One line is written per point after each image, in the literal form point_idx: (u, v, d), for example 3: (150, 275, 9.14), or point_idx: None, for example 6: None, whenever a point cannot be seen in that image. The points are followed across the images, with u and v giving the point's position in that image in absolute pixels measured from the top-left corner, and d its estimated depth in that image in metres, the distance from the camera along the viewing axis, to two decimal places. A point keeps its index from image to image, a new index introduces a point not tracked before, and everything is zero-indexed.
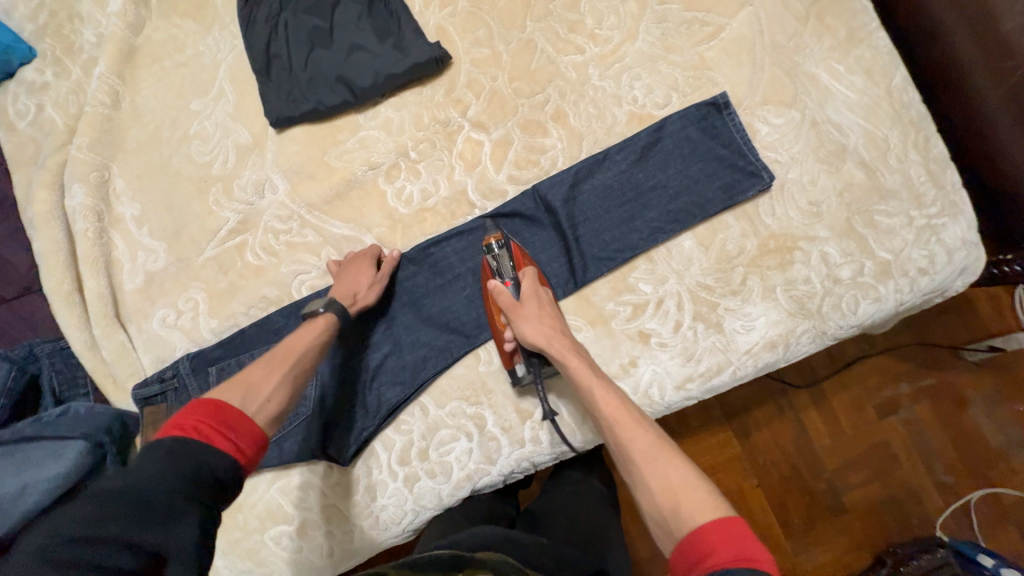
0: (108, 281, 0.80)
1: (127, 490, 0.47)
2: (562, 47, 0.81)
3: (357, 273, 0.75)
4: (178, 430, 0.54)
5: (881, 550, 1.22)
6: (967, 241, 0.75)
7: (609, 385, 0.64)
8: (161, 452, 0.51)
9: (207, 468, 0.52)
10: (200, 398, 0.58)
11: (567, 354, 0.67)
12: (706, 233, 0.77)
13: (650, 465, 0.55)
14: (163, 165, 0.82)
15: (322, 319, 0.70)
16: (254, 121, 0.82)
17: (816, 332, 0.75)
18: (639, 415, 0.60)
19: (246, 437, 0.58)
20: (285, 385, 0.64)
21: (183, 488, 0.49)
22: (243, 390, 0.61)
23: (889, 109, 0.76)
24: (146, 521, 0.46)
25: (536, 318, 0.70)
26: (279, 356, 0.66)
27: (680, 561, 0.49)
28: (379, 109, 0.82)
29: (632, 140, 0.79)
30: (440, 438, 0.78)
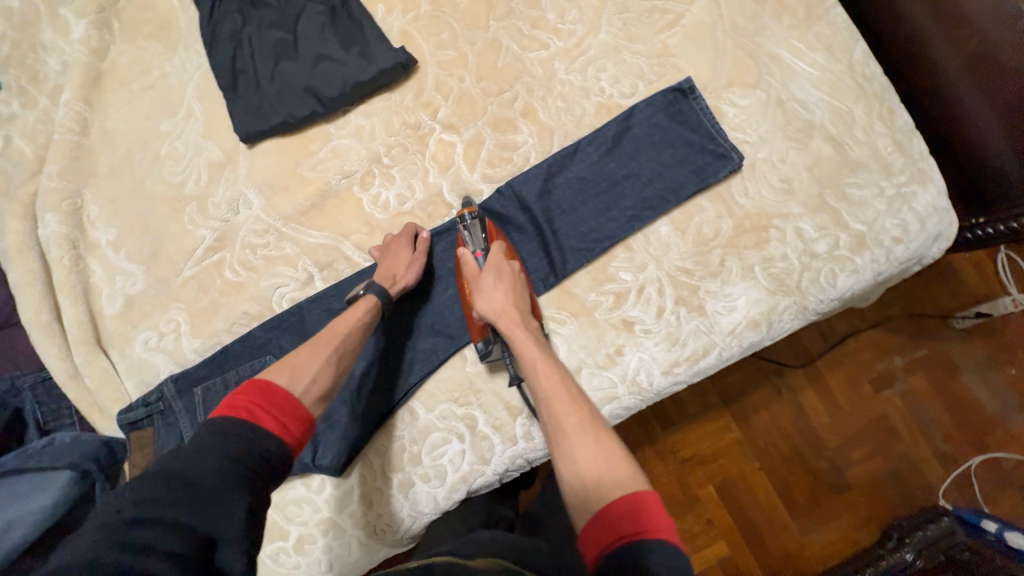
0: (87, 307, 0.79)
1: (180, 473, 0.48)
2: (527, 44, 0.82)
3: (393, 256, 0.75)
4: (230, 410, 0.55)
5: (886, 524, 1.22)
6: (938, 207, 0.76)
7: (555, 360, 0.63)
8: (212, 434, 0.52)
9: (255, 452, 0.52)
10: (251, 378, 0.58)
11: (515, 328, 0.66)
12: (681, 218, 0.78)
13: (578, 439, 0.55)
14: (136, 188, 0.82)
15: (363, 302, 0.71)
16: (224, 138, 0.82)
17: (797, 308, 0.76)
18: (578, 391, 0.60)
19: (294, 418, 0.58)
20: (329, 365, 0.64)
21: (232, 472, 0.49)
22: (288, 373, 0.61)
23: (851, 84, 0.77)
24: (197, 503, 0.46)
25: (492, 290, 0.69)
26: (323, 338, 0.66)
27: (592, 528, 0.49)
28: (349, 118, 0.82)
29: (602, 130, 0.79)
30: (432, 441, 0.77)
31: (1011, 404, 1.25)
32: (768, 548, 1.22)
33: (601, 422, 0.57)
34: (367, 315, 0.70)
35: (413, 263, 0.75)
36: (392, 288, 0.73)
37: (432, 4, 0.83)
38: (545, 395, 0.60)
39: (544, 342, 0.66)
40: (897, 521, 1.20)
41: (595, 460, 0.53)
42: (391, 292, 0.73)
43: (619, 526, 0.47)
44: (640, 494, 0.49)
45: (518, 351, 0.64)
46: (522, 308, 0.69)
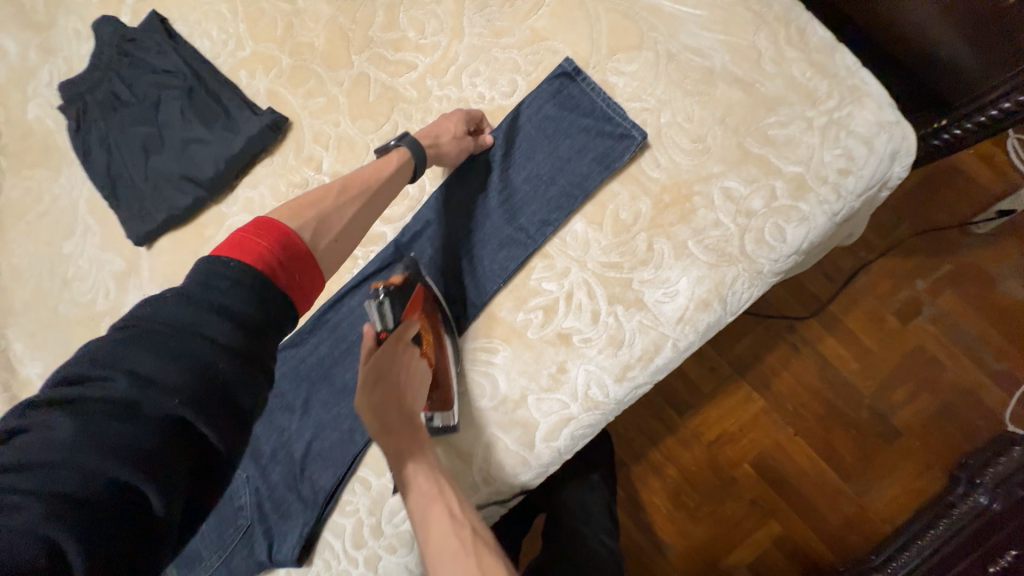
0: None
1: (180, 341, 0.43)
2: (394, 70, 0.77)
3: (448, 120, 0.71)
4: (244, 253, 0.51)
5: (956, 463, 1.08)
6: (884, 122, 0.65)
7: (433, 477, 0.60)
8: (219, 290, 0.47)
9: (265, 317, 0.48)
10: (268, 219, 0.55)
11: (397, 448, 0.62)
12: (594, 210, 0.70)
13: (458, 568, 0.54)
14: (52, 315, 0.81)
15: (396, 154, 0.67)
16: (123, 245, 0.80)
17: (749, 274, 0.67)
18: (455, 512, 0.58)
19: (306, 274, 0.56)
20: (351, 231, 0.63)
21: (233, 349, 0.45)
22: (312, 223, 0.59)
23: (746, 14, 0.68)
24: (198, 388, 0.42)
25: (378, 391, 0.63)
26: (354, 188, 0.64)
27: None
28: (237, 193, 0.79)
29: (492, 139, 0.73)
30: (390, 508, 0.71)
31: None
32: (826, 516, 1.10)
33: (486, 539, 0.57)
34: (394, 177, 0.67)
35: (462, 137, 0.71)
36: (430, 147, 0.69)
37: (291, 55, 0.79)
38: (427, 524, 0.57)
39: (426, 449, 0.63)
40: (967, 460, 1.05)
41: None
42: (424, 149, 0.68)
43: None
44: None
45: (396, 466, 0.61)
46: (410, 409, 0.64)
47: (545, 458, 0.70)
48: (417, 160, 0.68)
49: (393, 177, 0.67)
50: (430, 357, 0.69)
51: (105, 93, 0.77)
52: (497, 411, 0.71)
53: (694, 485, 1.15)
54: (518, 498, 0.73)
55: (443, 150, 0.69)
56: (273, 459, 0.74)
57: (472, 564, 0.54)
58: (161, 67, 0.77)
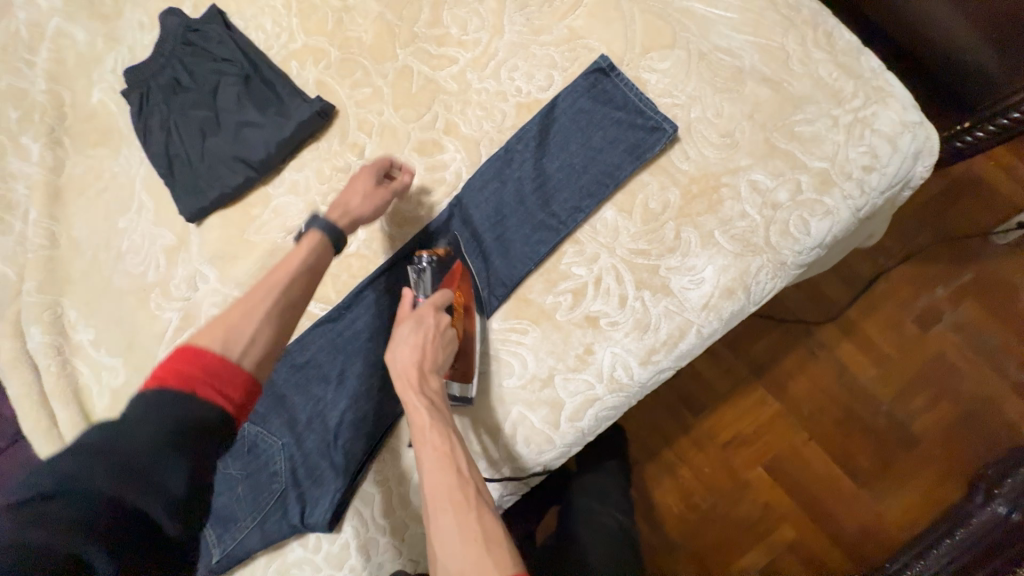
0: (78, 407, 0.82)
1: (110, 441, 0.45)
2: (436, 63, 0.81)
3: (354, 186, 0.74)
4: (156, 381, 0.51)
5: (975, 474, 1.08)
6: (908, 122, 0.68)
7: (446, 433, 0.56)
8: (143, 403, 0.48)
9: (192, 415, 0.49)
10: (180, 344, 0.54)
11: (415, 391, 0.59)
12: (624, 199, 0.73)
13: (457, 524, 0.50)
14: (106, 285, 0.86)
15: (307, 235, 0.68)
16: (175, 221, 0.85)
17: (772, 265, 0.70)
18: (465, 471, 0.53)
19: (233, 380, 0.54)
20: (268, 324, 0.59)
21: (165, 437, 0.46)
22: (223, 334, 0.56)
23: (776, 17, 0.72)
24: (131, 473, 0.43)
25: (404, 345, 0.62)
26: (268, 288, 0.61)
27: None
28: (284, 175, 0.83)
29: (406, 176, 0.76)
30: (418, 479, 0.75)
31: None
32: (840, 522, 1.10)
33: (489, 501, 0.52)
34: (309, 260, 0.65)
35: (372, 193, 0.73)
36: (342, 216, 0.71)
37: (340, 48, 0.84)
38: (431, 472, 0.53)
39: (444, 404, 0.59)
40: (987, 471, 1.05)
41: (473, 538, 0.49)
42: (336, 223, 0.70)
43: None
44: None
45: (411, 416, 0.58)
46: (433, 365, 0.62)
47: (569, 438, 0.73)
48: (332, 240, 0.68)
49: (312, 266, 0.65)
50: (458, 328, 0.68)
51: (167, 79, 0.83)
52: (524, 389, 0.73)
53: (708, 486, 1.15)
54: (541, 477, 0.75)
55: (357, 212, 0.72)
56: (309, 428, 0.77)
57: (473, 521, 0.50)
58: (220, 56, 0.82)
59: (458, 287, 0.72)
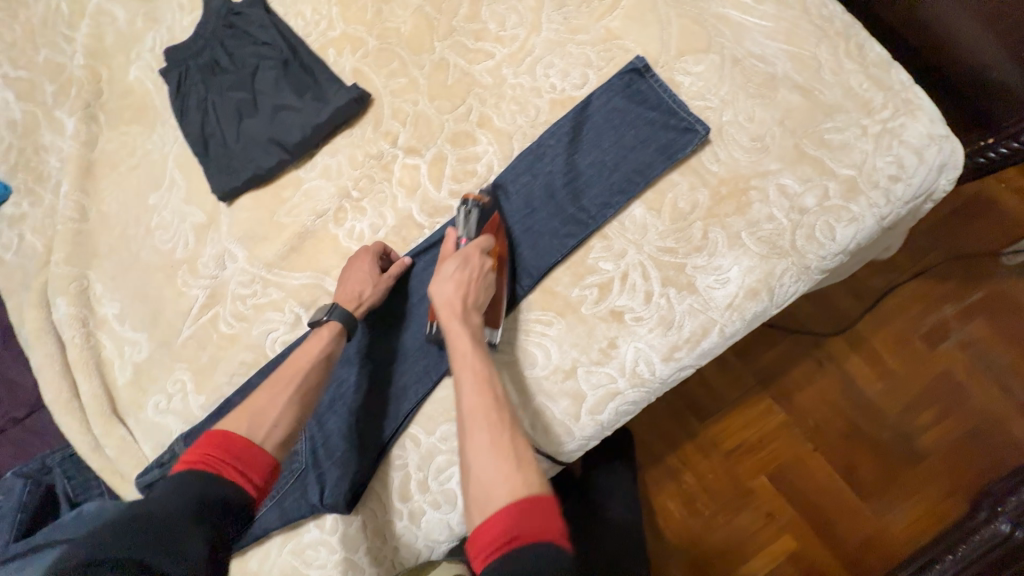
0: (101, 380, 0.83)
1: (142, 518, 0.51)
2: (473, 57, 0.83)
3: (358, 274, 0.76)
4: (186, 465, 0.58)
5: (978, 493, 1.06)
6: (934, 135, 0.70)
7: (487, 364, 0.62)
8: (173, 485, 0.55)
9: (216, 494, 0.56)
10: (208, 430, 0.61)
11: (458, 322, 0.65)
12: (654, 197, 0.75)
13: (491, 440, 0.55)
14: (133, 260, 0.87)
15: (327, 328, 0.71)
16: (205, 200, 0.86)
17: (797, 269, 0.71)
18: (501, 397, 0.59)
19: (253, 462, 0.61)
20: (290, 409, 0.66)
21: (191, 510, 0.53)
22: (248, 419, 0.63)
23: (809, 27, 0.74)
24: (160, 542, 0.49)
25: (449, 279, 0.67)
26: (288, 375, 0.68)
27: (479, 533, 0.50)
28: (316, 160, 0.85)
29: (407, 260, 0.78)
30: (438, 465, 0.74)
31: None
32: (844, 534, 1.07)
33: (519, 426, 0.58)
34: (327, 348, 0.70)
35: (379, 281, 0.76)
36: (358, 309, 0.74)
37: (378, 38, 0.86)
38: (470, 390, 0.59)
39: (483, 338, 0.65)
40: (991, 488, 1.03)
41: (505, 454, 0.54)
42: (354, 315, 0.73)
43: (512, 525, 0.49)
44: (537, 500, 0.51)
45: (454, 344, 0.64)
46: (474, 303, 0.67)
47: (589, 431, 0.73)
48: (348, 328, 0.72)
49: (330, 352, 0.71)
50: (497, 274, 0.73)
51: (207, 60, 0.85)
52: (547, 379, 0.74)
53: (711, 492, 1.12)
54: (558, 469, 0.76)
55: (370, 301, 0.75)
56: (331, 409, 0.79)
57: (506, 437, 0.56)
58: (261, 40, 0.84)
59: (497, 237, 0.75)
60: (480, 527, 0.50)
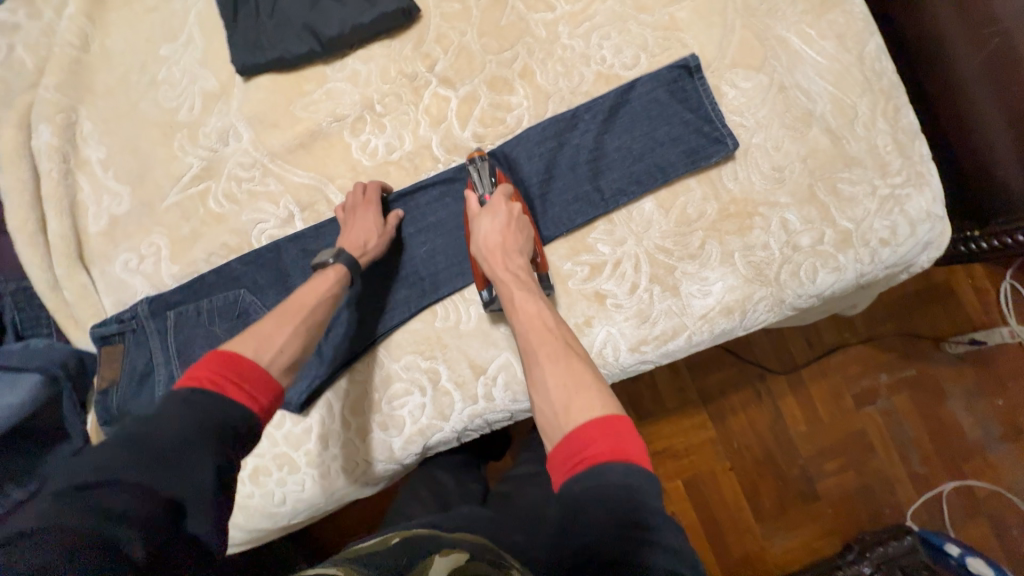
0: (72, 222, 0.80)
1: (143, 440, 0.47)
2: (533, 4, 0.80)
3: (363, 224, 0.75)
4: (192, 382, 0.52)
5: (852, 538, 1.17)
6: (932, 213, 0.74)
7: (536, 305, 0.64)
8: (171, 406, 0.50)
9: (218, 417, 0.50)
10: (215, 349, 0.56)
11: (501, 267, 0.68)
12: (667, 197, 0.76)
13: (552, 374, 0.57)
14: (130, 109, 0.82)
15: (332, 272, 0.70)
16: (221, 68, 0.82)
17: (773, 299, 0.74)
18: (554, 332, 0.61)
19: (264, 388, 0.56)
20: (296, 338, 0.63)
21: (195, 438, 0.48)
22: (256, 342, 0.59)
23: (859, 76, 0.75)
24: (162, 466, 0.46)
25: (489, 227, 0.70)
26: (290, 309, 0.65)
27: (561, 455, 0.50)
28: (347, 61, 0.81)
29: (398, 212, 0.79)
30: (393, 391, 0.77)
31: (996, 435, 1.20)
32: (729, 546, 1.18)
33: (580, 354, 0.59)
34: (333, 291, 0.69)
35: (384, 234, 0.76)
36: (362, 258, 0.74)
37: None
38: (525, 327, 0.62)
39: (529, 281, 0.67)
40: (862, 536, 1.15)
41: (566, 384, 0.55)
42: (359, 264, 0.73)
43: (590, 441, 0.49)
44: (611, 419, 0.50)
45: (503, 292, 0.67)
46: (515, 245, 0.69)
47: None
48: (354, 274, 0.72)
49: (337, 293, 0.69)
50: (531, 217, 0.75)
51: None
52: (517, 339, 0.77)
53: None
54: (504, 424, 0.79)
55: (373, 252, 0.75)
56: None
57: (563, 367, 0.57)
58: None
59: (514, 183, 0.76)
60: (560, 446, 0.51)
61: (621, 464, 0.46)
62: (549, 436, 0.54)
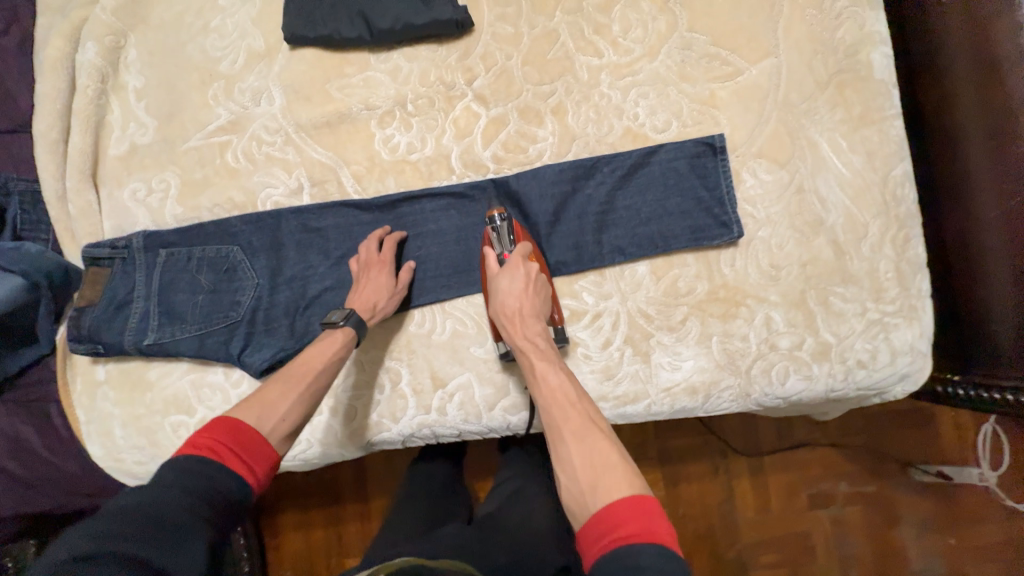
0: (94, 141, 0.82)
1: (138, 508, 0.49)
2: (582, 46, 0.81)
3: (375, 283, 0.75)
4: (193, 449, 0.56)
5: None
6: (916, 348, 0.74)
7: (557, 376, 0.64)
8: (170, 474, 0.53)
9: (213, 488, 0.53)
10: (216, 416, 0.60)
11: (520, 335, 0.68)
12: (662, 265, 0.77)
13: (578, 452, 0.57)
14: (177, 48, 0.84)
15: (340, 335, 0.71)
16: (271, 32, 0.83)
17: (738, 391, 0.75)
18: (574, 406, 0.61)
19: (259, 455, 0.60)
20: (299, 404, 0.66)
21: (189, 504, 0.51)
22: (258, 410, 0.62)
23: (879, 198, 0.75)
24: (154, 534, 0.47)
25: (513, 291, 0.70)
26: (296, 376, 0.67)
27: (593, 539, 0.52)
28: (392, 55, 0.83)
29: (412, 266, 0.80)
30: (352, 380, 0.79)
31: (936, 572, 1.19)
32: None
33: (605, 428, 0.60)
34: (338, 354, 0.70)
35: (395, 294, 0.77)
36: (372, 319, 0.74)
37: None
38: (547, 400, 0.63)
39: (551, 350, 0.67)
40: None
41: (591, 465, 0.56)
42: (368, 324, 0.74)
43: (620, 522, 0.51)
44: (639, 500, 0.52)
45: (523, 362, 0.67)
46: (532, 310, 0.69)
47: (495, 423, 0.78)
48: (361, 335, 0.73)
49: (342, 355, 0.71)
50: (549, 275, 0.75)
51: None
52: (483, 362, 0.78)
53: None
54: (451, 440, 0.80)
55: (383, 313, 0.76)
56: (288, 283, 0.80)
57: (589, 444, 0.57)
58: None
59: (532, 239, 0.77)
60: (589, 530, 0.52)
61: (650, 549, 0.48)
62: (578, 519, 0.55)
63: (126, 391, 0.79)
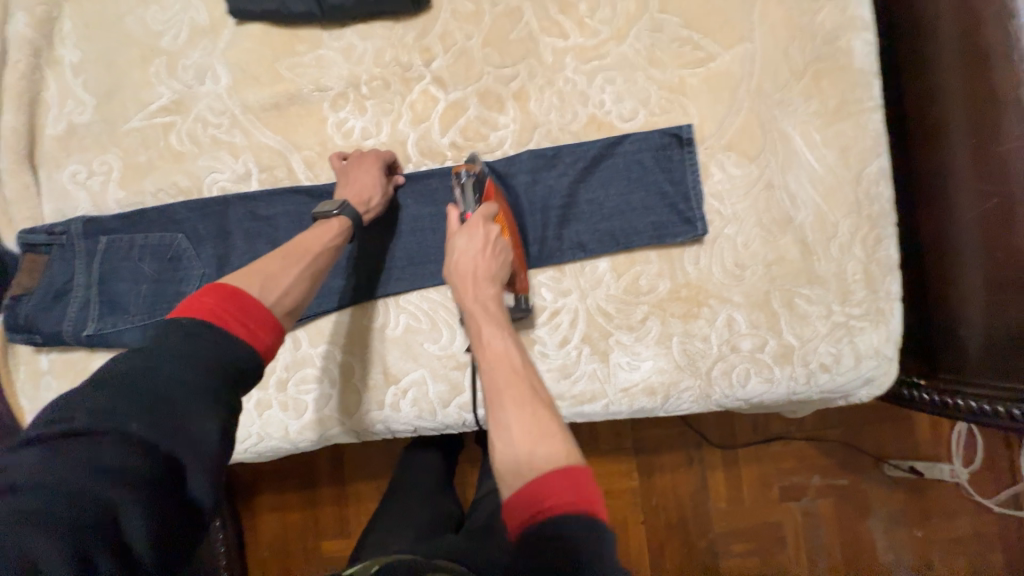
0: (28, 119, 0.78)
1: (139, 383, 0.46)
2: (547, 26, 0.76)
3: (367, 177, 0.72)
4: (195, 313, 0.52)
5: None
6: (881, 352, 0.71)
7: (506, 341, 0.59)
8: (173, 339, 0.49)
9: (218, 357, 0.49)
10: (215, 282, 0.55)
11: (471, 297, 0.63)
12: (623, 262, 0.74)
13: (517, 417, 0.53)
14: (116, 20, 0.79)
15: (335, 223, 0.68)
16: (216, 5, 0.78)
17: (698, 392, 0.72)
18: (519, 373, 0.57)
19: (261, 318, 0.54)
20: (301, 281, 0.61)
21: (193, 380, 0.47)
22: (260, 279, 0.58)
23: (850, 196, 0.71)
24: (161, 413, 0.45)
25: (470, 250, 0.64)
26: (297, 252, 0.63)
27: (518, 508, 0.48)
28: (345, 32, 0.78)
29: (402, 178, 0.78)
30: (303, 375, 0.76)
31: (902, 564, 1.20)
32: None
33: (548, 399, 0.56)
34: (335, 241, 0.67)
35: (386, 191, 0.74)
36: (367, 214, 0.72)
37: None
38: (490, 366, 0.57)
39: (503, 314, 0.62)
40: None
41: (529, 433, 0.52)
42: (363, 218, 0.71)
43: (552, 491, 0.47)
44: (574, 470, 0.48)
45: (471, 323, 0.62)
46: (487, 273, 0.64)
47: (449, 420, 0.76)
48: (357, 225, 0.70)
49: (338, 243, 0.67)
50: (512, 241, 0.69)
51: None
52: (438, 359, 0.76)
53: None
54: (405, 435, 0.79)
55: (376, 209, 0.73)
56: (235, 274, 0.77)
57: (528, 411, 0.53)
58: None
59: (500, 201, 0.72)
60: (516, 498, 0.48)
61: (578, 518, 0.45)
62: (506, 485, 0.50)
63: (66, 383, 0.76)
